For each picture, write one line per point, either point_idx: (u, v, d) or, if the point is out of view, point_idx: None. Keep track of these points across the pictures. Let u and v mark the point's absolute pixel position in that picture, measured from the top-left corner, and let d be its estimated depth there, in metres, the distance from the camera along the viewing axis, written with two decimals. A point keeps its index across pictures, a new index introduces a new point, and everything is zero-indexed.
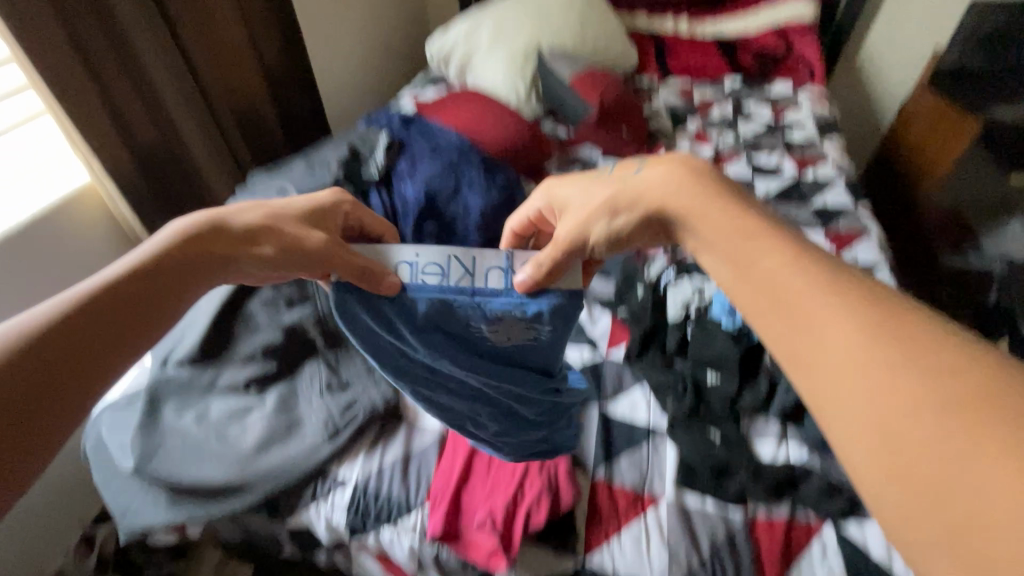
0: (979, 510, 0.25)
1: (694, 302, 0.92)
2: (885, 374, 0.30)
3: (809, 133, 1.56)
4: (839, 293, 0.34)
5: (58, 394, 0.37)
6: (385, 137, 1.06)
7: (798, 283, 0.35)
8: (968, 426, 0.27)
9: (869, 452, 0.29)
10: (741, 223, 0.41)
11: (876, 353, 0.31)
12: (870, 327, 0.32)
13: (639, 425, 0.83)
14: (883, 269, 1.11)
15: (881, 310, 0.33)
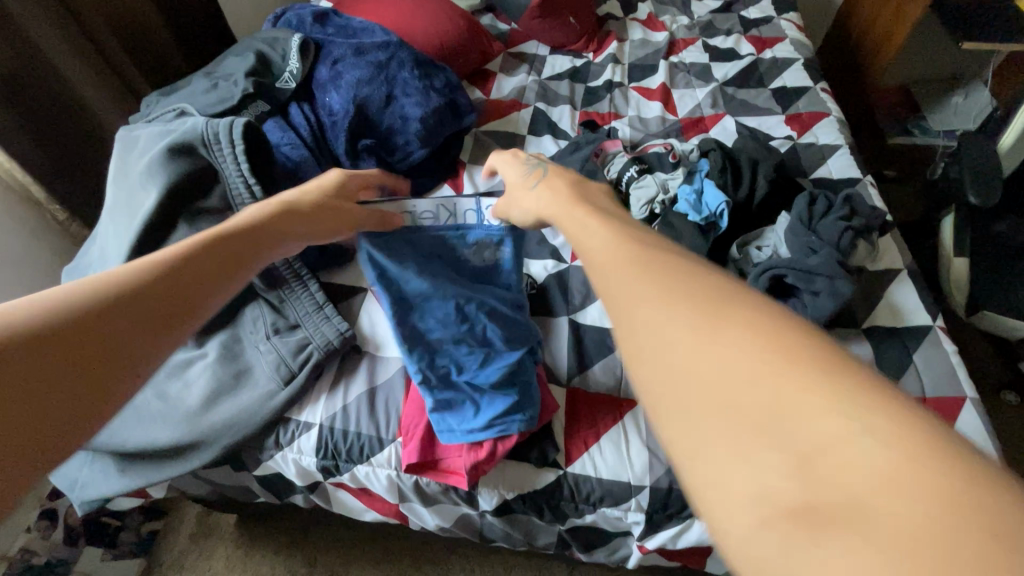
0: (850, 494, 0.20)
1: (659, 199, 0.86)
2: (701, 323, 0.27)
3: (765, 9, 1.46)
4: (672, 267, 0.31)
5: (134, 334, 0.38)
6: (298, 37, 0.89)
7: (636, 259, 0.32)
8: (789, 361, 0.24)
9: (695, 435, 0.24)
10: (602, 224, 0.40)
11: (683, 299, 0.28)
12: (669, 282, 0.29)
13: (610, 331, 0.81)
14: (844, 148, 1.08)
15: (683, 264, 0.31)
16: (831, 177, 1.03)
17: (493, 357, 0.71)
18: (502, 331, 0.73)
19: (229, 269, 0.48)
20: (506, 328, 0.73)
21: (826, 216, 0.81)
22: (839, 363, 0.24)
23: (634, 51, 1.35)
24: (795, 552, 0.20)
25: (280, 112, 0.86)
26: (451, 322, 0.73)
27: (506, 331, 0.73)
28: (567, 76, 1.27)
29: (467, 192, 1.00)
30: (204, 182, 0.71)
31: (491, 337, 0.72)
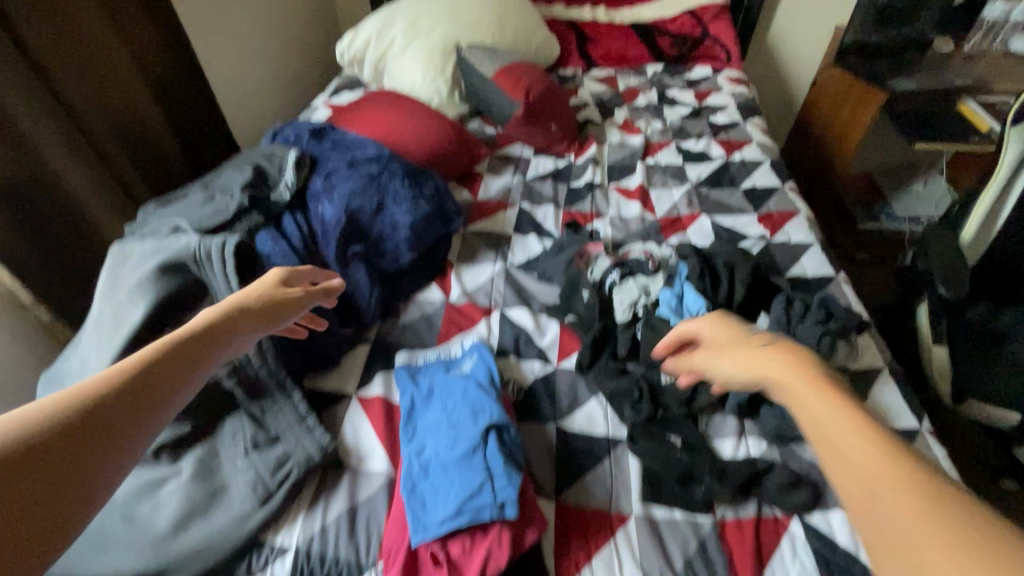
0: None
1: (641, 302, 0.91)
2: (909, 505, 0.32)
3: (732, 115, 1.58)
4: (885, 442, 0.36)
5: (79, 466, 0.33)
6: (294, 153, 0.94)
7: (845, 423, 0.37)
8: (978, 556, 0.28)
9: None
10: (804, 369, 0.44)
11: (895, 473, 0.33)
12: (907, 480, 0.33)
13: (598, 438, 0.80)
14: (816, 246, 1.14)
15: (899, 447, 0.36)
16: (805, 275, 1.07)
17: (463, 439, 0.71)
18: (473, 415, 0.74)
19: (183, 378, 0.43)
20: (474, 412, 0.74)
21: (803, 319, 0.83)
22: None
23: (612, 153, 1.43)
24: None
25: (272, 222, 0.88)
26: (438, 425, 0.75)
27: (472, 413, 0.74)
28: (551, 177, 1.35)
29: (455, 291, 1.02)
30: (191, 295, 0.72)
31: (460, 421, 0.74)
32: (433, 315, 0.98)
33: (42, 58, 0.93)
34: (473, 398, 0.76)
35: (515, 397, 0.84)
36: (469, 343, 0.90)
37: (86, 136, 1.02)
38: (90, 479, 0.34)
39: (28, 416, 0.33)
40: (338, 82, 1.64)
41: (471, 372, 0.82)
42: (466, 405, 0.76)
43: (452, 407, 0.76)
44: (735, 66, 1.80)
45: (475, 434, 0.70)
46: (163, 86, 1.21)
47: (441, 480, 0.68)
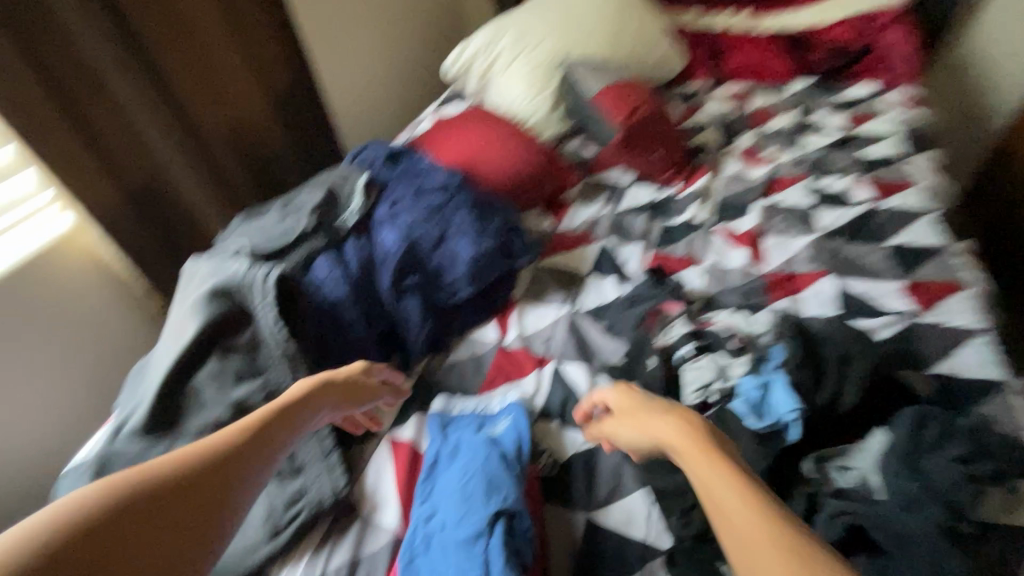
0: None
1: (715, 386, 0.75)
2: (767, 546, 0.43)
3: (893, 147, 1.28)
4: (739, 482, 0.49)
5: (195, 512, 0.49)
6: (365, 177, 0.95)
7: (737, 515, 0.46)
8: None
9: None
10: (712, 458, 0.52)
11: (785, 565, 0.42)
12: (779, 550, 0.43)
13: (633, 543, 0.68)
14: (985, 336, 0.86)
15: (745, 480, 0.49)
16: (958, 376, 0.82)
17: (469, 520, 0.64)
18: (486, 492, 0.67)
19: (267, 450, 0.58)
20: (488, 490, 0.67)
21: (936, 451, 0.62)
22: None
23: (725, 188, 1.25)
24: None
25: (335, 245, 0.89)
26: (450, 492, 0.69)
27: (486, 489, 0.67)
28: (647, 210, 1.21)
29: (511, 333, 0.95)
30: (239, 318, 0.77)
31: (471, 496, 0.67)
32: (483, 357, 0.92)
33: (177, 81, 1.06)
34: (492, 470, 0.69)
35: (547, 471, 0.76)
36: (509, 400, 0.83)
37: (204, 148, 1.13)
38: (204, 527, 0.49)
39: (164, 473, 0.50)
40: (448, 93, 1.65)
41: (500, 436, 0.74)
42: (482, 477, 0.68)
43: (467, 474, 0.70)
44: (911, 83, 1.45)
45: (482, 518, 0.63)
46: (287, 102, 1.32)
47: (438, 561, 0.62)
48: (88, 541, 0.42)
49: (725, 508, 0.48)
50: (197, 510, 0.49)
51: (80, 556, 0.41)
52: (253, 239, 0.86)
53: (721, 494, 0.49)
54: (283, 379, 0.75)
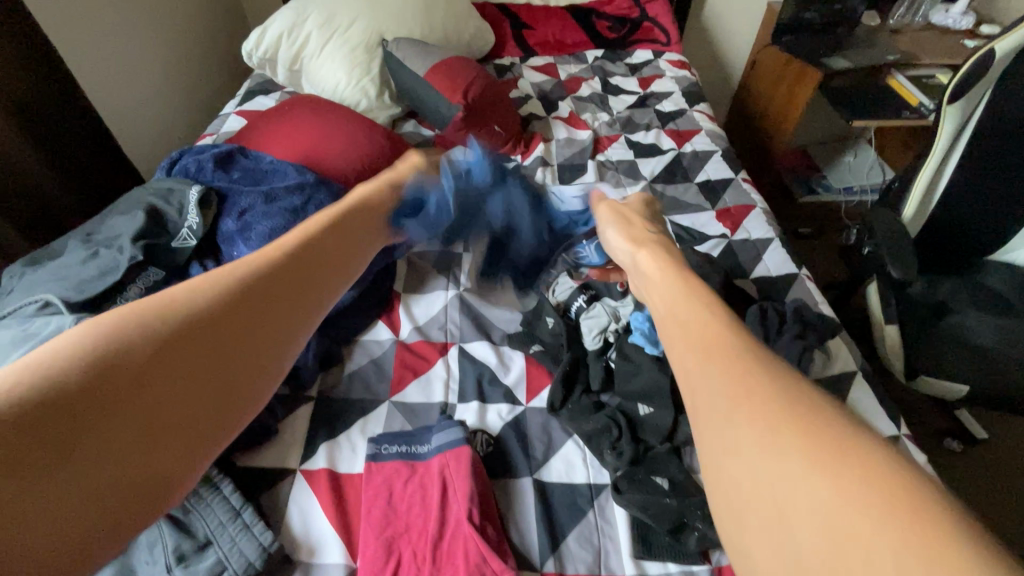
0: (849, 545, 0.28)
1: (611, 327, 0.85)
2: (710, 367, 0.41)
3: (677, 102, 1.54)
4: (724, 334, 0.44)
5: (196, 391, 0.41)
6: (196, 189, 0.79)
7: (727, 349, 0.42)
8: (836, 480, 0.31)
9: (752, 498, 0.33)
10: (728, 330, 0.44)
11: (731, 390, 0.38)
12: (733, 377, 0.39)
13: (579, 487, 0.73)
14: (776, 241, 1.10)
15: (738, 348, 0.42)
16: (770, 276, 1.04)
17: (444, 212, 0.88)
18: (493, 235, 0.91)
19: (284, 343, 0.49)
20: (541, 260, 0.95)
21: (781, 334, 0.79)
22: (909, 490, 0.29)
23: (560, 151, 1.35)
24: (796, 533, 0.30)
25: (177, 276, 0.74)
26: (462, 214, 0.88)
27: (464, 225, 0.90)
28: None
29: (405, 329, 0.91)
30: None
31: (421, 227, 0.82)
32: (383, 360, 0.87)
33: None
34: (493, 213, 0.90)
35: (484, 449, 0.75)
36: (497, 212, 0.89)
37: None
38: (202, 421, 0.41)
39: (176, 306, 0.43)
40: (249, 85, 1.48)
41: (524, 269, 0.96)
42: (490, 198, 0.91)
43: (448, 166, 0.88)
44: (675, 49, 1.75)
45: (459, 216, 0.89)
46: (33, 107, 1.09)
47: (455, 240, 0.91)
48: (124, 393, 0.37)
49: (732, 380, 0.39)
50: (238, 394, 0.44)
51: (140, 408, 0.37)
52: (59, 289, 0.67)
53: (741, 370, 0.39)
54: None
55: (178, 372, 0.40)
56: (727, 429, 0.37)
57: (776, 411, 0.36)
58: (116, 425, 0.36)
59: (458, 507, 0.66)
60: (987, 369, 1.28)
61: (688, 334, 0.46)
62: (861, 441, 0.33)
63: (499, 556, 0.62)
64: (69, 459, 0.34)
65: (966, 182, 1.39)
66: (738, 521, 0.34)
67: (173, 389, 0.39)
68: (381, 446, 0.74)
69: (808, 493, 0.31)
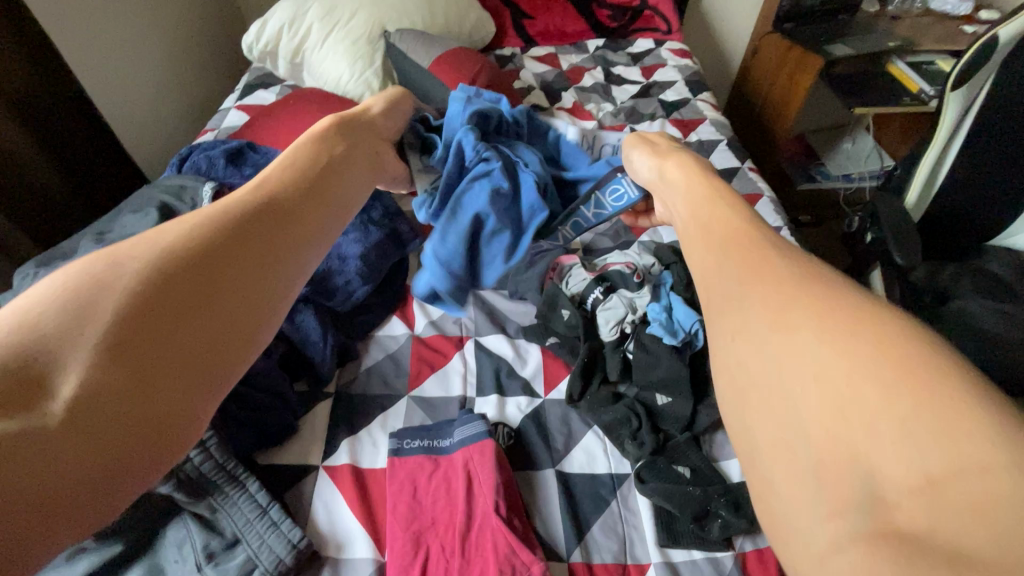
0: (856, 456, 0.26)
1: (628, 318, 0.84)
2: (732, 267, 0.38)
3: (681, 91, 1.53)
4: (754, 233, 0.40)
5: (203, 326, 0.37)
6: (209, 186, 0.78)
7: (756, 247, 0.38)
8: (858, 375, 0.28)
9: (757, 404, 0.31)
10: (758, 231, 0.40)
11: (752, 288, 0.35)
12: (757, 273, 0.36)
13: (601, 477, 0.74)
14: (785, 229, 1.11)
15: (763, 245, 0.38)
16: None
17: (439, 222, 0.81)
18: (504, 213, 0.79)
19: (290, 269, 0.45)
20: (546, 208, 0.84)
21: None
22: (936, 385, 0.26)
23: None
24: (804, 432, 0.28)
25: None
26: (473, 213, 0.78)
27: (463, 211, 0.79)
28: None
29: (419, 323, 0.91)
30: None
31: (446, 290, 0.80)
32: (399, 354, 0.87)
33: None
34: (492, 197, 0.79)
35: (506, 442, 0.75)
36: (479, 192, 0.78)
37: None
38: (219, 359, 0.37)
39: (164, 242, 0.38)
40: (248, 78, 1.46)
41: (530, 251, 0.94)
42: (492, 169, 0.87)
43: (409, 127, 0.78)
44: (677, 38, 1.74)
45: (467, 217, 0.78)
46: (34, 106, 1.07)
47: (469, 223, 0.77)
48: (117, 334, 0.33)
49: (757, 279, 0.36)
50: (228, 347, 0.38)
51: (143, 349, 0.33)
52: None
53: (763, 269, 0.36)
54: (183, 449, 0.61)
55: (176, 306, 0.36)
56: (744, 323, 0.34)
57: (799, 302, 0.33)
58: (120, 371, 0.32)
59: (484, 499, 0.66)
60: (989, 354, 1.29)
61: (717, 234, 0.42)
62: (897, 334, 0.29)
63: (527, 547, 0.63)
64: (60, 402, 0.30)
65: (968, 168, 1.40)
66: (745, 415, 0.32)
67: (165, 328, 0.35)
68: (403, 441, 0.74)
69: (819, 390, 0.29)
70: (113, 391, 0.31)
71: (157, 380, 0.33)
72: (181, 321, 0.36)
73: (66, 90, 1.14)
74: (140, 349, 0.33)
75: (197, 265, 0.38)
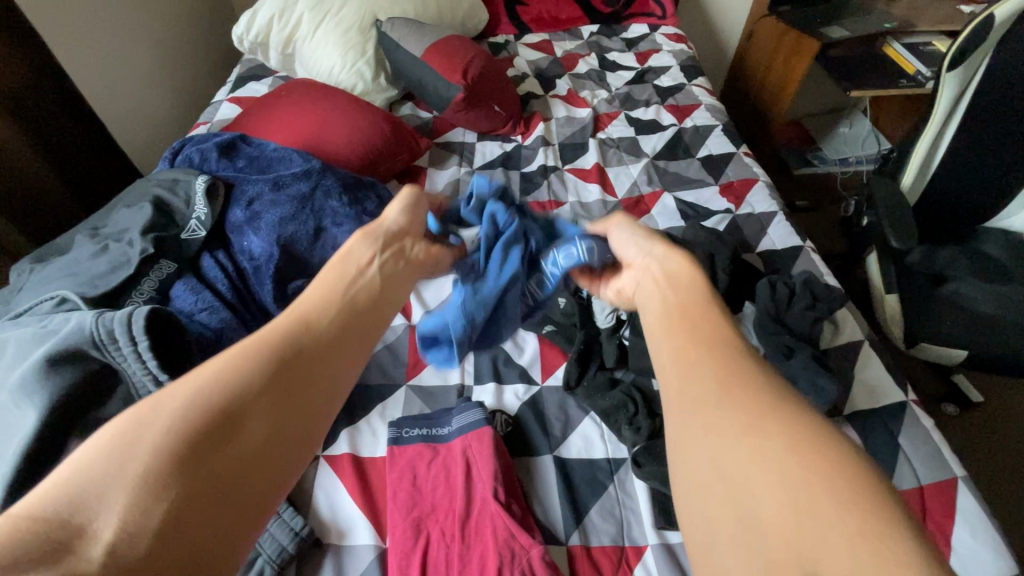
0: (801, 562, 0.29)
1: (623, 305, 0.85)
2: (697, 358, 0.42)
3: (676, 77, 1.52)
4: (712, 326, 0.44)
5: (253, 462, 0.36)
6: (203, 180, 0.78)
7: (712, 341, 0.43)
8: (811, 492, 0.31)
9: (710, 495, 0.34)
10: (714, 321, 0.45)
11: (714, 382, 0.39)
12: (717, 370, 0.40)
13: (599, 462, 0.75)
14: (780, 214, 1.11)
15: (720, 344, 0.42)
16: (776, 250, 1.04)
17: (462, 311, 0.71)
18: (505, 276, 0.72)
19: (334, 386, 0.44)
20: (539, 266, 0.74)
21: (792, 306, 0.81)
22: (879, 510, 0.30)
23: (560, 130, 1.34)
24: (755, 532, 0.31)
25: (190, 267, 0.74)
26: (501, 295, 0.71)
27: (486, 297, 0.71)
28: (501, 164, 1.23)
29: (417, 314, 0.92)
30: (103, 385, 0.58)
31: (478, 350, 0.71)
32: (396, 345, 0.87)
33: None
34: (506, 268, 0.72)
35: (504, 429, 0.76)
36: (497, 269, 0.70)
37: None
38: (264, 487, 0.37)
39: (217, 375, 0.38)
40: (240, 71, 1.45)
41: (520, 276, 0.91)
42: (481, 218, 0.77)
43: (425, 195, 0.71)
44: (671, 23, 1.72)
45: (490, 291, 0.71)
46: (25, 100, 1.06)
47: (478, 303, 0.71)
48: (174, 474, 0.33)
49: (717, 380, 0.39)
50: (272, 476, 0.38)
51: (197, 485, 0.33)
52: (72, 284, 0.67)
53: (725, 374, 0.39)
54: None
55: (223, 444, 0.36)
56: (706, 412, 0.37)
57: (753, 408, 0.36)
58: (178, 511, 0.32)
59: (484, 487, 0.67)
60: (983, 335, 1.30)
61: (682, 315, 0.46)
62: (838, 456, 0.33)
63: (527, 532, 0.64)
64: (100, 544, 0.29)
65: (965, 150, 1.40)
66: (701, 493, 0.35)
67: (216, 466, 0.35)
68: (403, 430, 0.75)
69: (767, 499, 0.32)
70: (166, 530, 0.31)
71: (209, 518, 0.33)
72: (226, 454, 0.35)
73: (56, 84, 1.13)
74: (196, 485, 0.33)
75: (250, 399, 0.38)
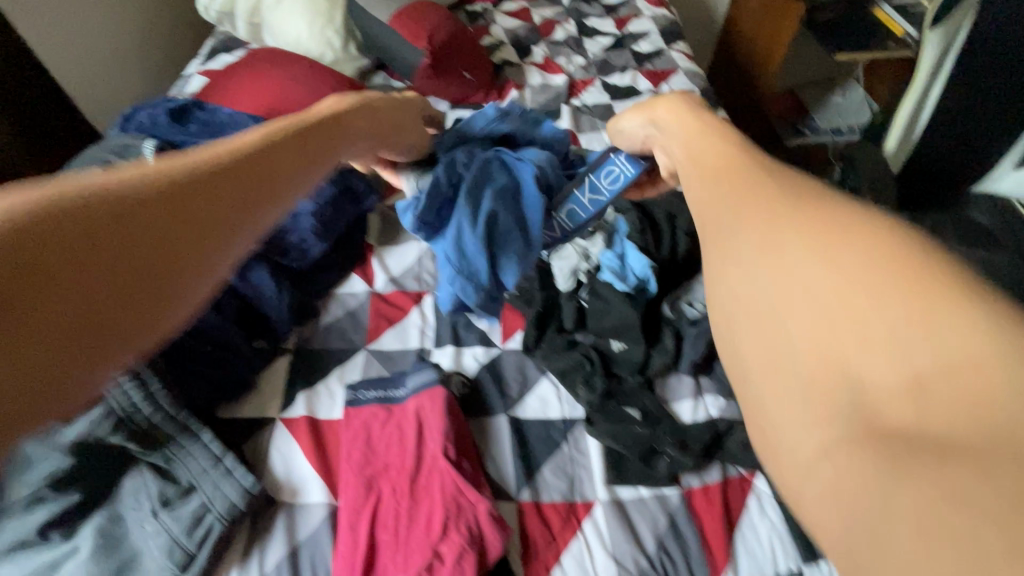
0: (926, 401, 0.24)
1: (582, 267, 0.84)
2: (766, 216, 0.33)
3: (655, 42, 1.49)
4: (788, 178, 0.35)
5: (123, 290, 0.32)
6: (151, 143, 0.77)
7: (781, 194, 0.34)
8: (962, 328, 0.24)
9: (816, 351, 0.27)
10: (771, 177, 0.36)
11: (801, 227, 0.31)
12: (802, 214, 0.32)
13: (554, 422, 0.75)
14: None
15: (805, 191, 0.34)
16: None
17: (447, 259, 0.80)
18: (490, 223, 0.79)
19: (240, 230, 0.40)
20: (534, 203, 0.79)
21: None
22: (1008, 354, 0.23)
23: (535, 97, 1.31)
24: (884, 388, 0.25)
25: None
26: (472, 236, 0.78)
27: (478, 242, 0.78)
28: None
29: (379, 279, 0.91)
30: None
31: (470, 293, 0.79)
32: (358, 310, 0.87)
33: None
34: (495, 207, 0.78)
35: (460, 391, 0.76)
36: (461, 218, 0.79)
37: None
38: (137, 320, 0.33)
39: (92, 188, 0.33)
40: (211, 43, 1.43)
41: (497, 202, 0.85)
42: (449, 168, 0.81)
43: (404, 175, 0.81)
44: None
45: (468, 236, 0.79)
46: None
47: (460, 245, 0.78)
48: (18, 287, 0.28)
49: (810, 222, 0.31)
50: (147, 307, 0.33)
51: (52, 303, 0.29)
52: None
53: (814, 216, 0.31)
54: (132, 399, 0.65)
55: (88, 262, 0.31)
56: (790, 263, 0.30)
57: (873, 246, 0.29)
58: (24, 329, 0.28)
59: (435, 445, 0.68)
60: None
61: (733, 182, 0.37)
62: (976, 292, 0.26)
63: (475, 488, 0.64)
64: None
65: None
66: (779, 363, 0.28)
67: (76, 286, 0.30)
68: (358, 392, 0.75)
69: (918, 338, 0.25)
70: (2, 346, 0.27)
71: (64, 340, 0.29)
72: (96, 272, 0.31)
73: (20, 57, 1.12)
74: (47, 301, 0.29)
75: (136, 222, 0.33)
